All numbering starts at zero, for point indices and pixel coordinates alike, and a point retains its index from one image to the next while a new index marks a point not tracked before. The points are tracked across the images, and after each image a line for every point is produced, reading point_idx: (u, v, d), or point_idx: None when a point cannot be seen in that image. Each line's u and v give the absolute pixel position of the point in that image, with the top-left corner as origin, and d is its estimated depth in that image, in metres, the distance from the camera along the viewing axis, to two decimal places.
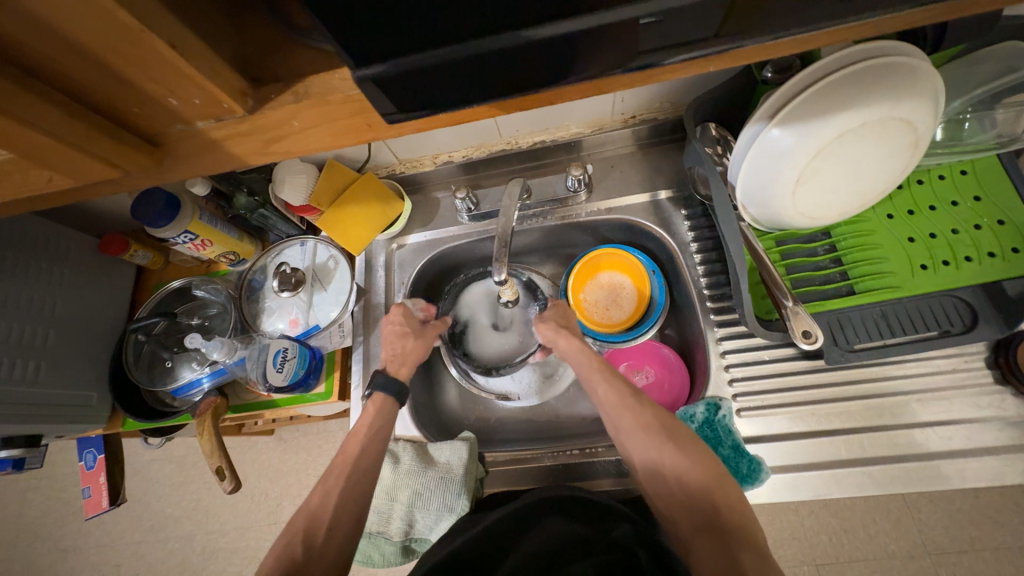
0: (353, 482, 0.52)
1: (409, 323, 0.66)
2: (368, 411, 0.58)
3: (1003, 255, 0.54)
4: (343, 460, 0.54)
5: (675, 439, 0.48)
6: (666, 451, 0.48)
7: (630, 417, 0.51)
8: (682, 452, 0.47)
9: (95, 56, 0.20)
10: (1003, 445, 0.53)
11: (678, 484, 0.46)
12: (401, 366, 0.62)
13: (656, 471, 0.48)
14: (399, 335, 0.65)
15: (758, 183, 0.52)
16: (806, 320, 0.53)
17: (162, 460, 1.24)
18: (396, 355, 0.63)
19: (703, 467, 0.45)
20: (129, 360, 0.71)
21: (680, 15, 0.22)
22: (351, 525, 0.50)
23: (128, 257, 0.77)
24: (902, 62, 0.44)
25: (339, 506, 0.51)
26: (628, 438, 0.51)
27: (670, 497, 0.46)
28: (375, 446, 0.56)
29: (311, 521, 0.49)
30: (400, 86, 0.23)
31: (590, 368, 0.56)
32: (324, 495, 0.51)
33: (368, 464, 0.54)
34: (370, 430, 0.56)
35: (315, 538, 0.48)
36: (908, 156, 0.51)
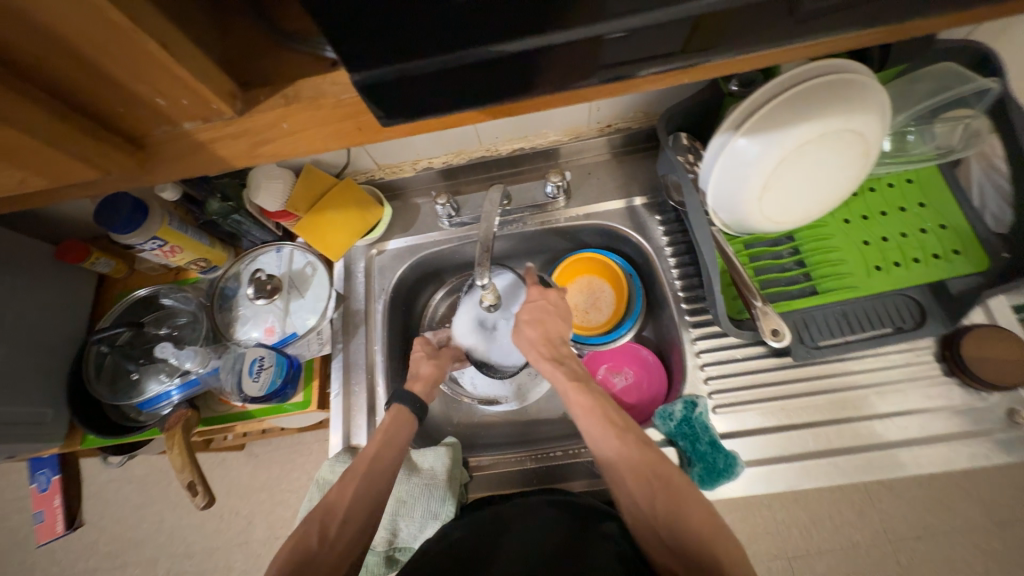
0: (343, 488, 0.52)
1: (427, 348, 0.68)
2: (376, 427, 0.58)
3: (946, 256, 0.59)
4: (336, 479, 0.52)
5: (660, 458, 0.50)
6: (655, 495, 0.48)
7: (619, 457, 0.51)
8: (669, 496, 0.47)
9: (82, 57, 0.19)
10: (952, 432, 0.57)
11: (668, 531, 0.46)
12: (417, 384, 0.64)
13: (645, 516, 0.48)
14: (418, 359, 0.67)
15: (728, 190, 0.55)
16: (774, 318, 0.56)
17: (121, 481, 1.17)
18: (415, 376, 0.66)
19: (696, 512, 0.46)
20: (89, 375, 0.67)
21: (660, 31, 0.23)
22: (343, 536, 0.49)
23: (88, 265, 0.73)
24: (853, 79, 0.48)
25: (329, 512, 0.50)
26: (617, 478, 0.51)
27: (659, 542, 0.47)
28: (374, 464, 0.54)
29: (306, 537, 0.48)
30: (393, 92, 0.23)
31: (576, 404, 0.55)
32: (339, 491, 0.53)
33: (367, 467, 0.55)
34: (382, 440, 0.57)
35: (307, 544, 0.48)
36: (862, 165, 0.55)
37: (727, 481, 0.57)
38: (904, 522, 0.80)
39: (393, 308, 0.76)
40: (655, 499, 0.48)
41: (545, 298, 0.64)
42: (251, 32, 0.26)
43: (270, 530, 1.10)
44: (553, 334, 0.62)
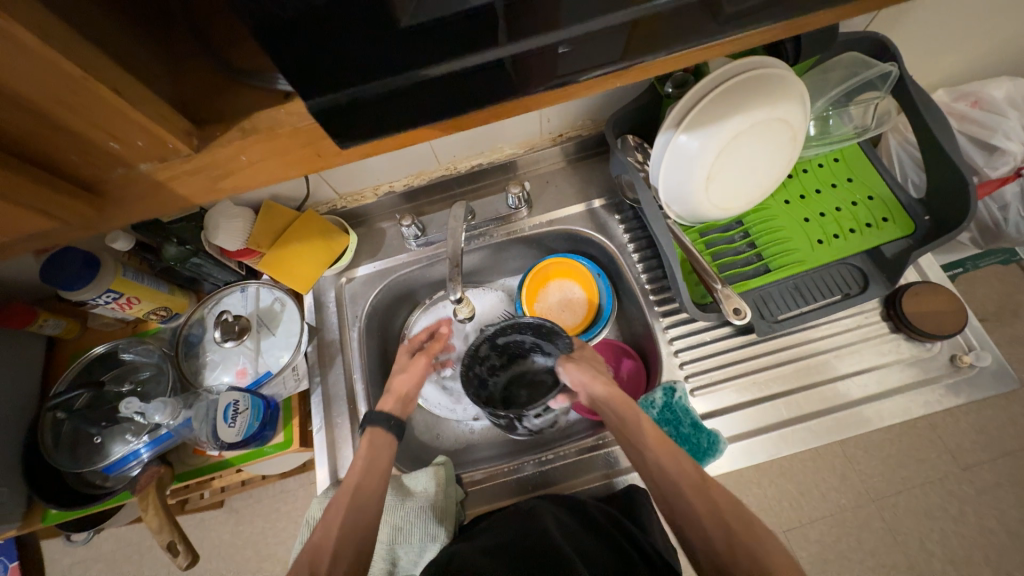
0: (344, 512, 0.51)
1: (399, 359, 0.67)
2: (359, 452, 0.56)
3: (877, 225, 0.65)
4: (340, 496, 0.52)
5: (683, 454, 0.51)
6: (734, 538, 0.44)
7: (694, 494, 0.47)
8: (754, 543, 0.43)
9: (32, 107, 0.19)
10: (905, 383, 0.62)
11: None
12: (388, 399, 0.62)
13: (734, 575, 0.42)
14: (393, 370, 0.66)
15: (677, 183, 0.58)
16: (735, 299, 0.59)
17: (86, 562, 1.08)
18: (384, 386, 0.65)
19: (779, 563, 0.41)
20: (47, 443, 0.62)
21: (603, 46, 0.25)
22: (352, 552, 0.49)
23: (36, 328, 0.69)
24: (772, 72, 0.53)
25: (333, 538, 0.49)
26: (696, 530, 0.45)
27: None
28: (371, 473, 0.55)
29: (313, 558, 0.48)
30: (342, 118, 0.24)
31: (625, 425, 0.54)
32: (326, 528, 0.50)
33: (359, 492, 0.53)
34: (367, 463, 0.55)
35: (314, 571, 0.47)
36: (792, 149, 0.60)
37: (711, 459, 0.60)
38: (883, 480, 0.84)
39: (368, 335, 0.75)
40: (737, 547, 0.43)
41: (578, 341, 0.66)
42: (203, 74, 0.27)
43: None
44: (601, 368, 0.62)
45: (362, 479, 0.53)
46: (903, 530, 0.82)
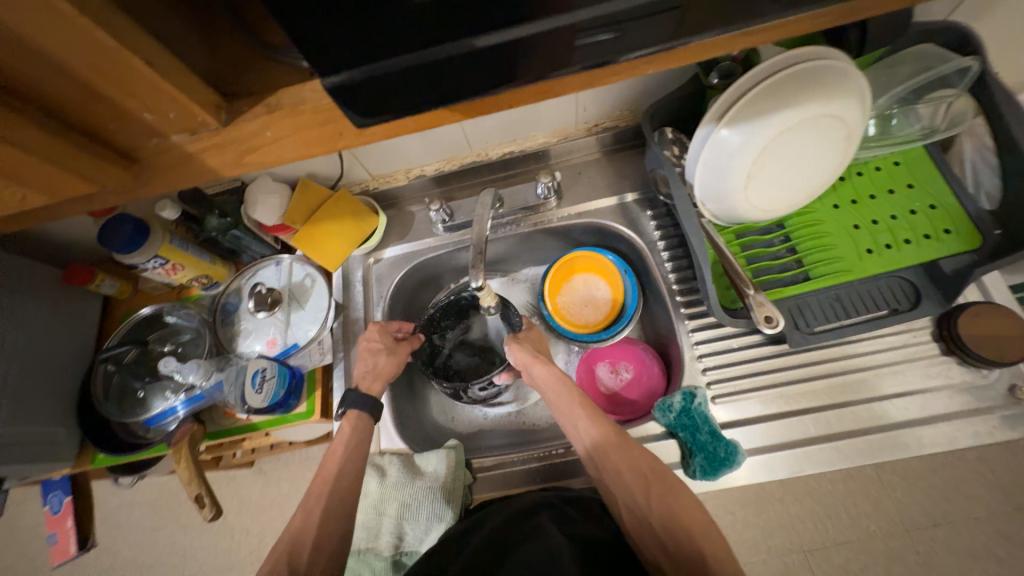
0: (325, 500, 0.56)
1: (384, 339, 0.69)
2: (343, 430, 0.61)
3: (937, 236, 0.59)
4: (323, 480, 0.57)
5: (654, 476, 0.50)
6: (651, 487, 0.49)
7: (615, 451, 0.52)
8: (665, 490, 0.48)
9: (69, 71, 0.21)
10: (953, 411, 0.57)
11: (662, 526, 0.46)
12: (373, 381, 0.65)
13: (640, 511, 0.48)
14: (373, 352, 0.67)
15: (714, 181, 0.56)
16: (768, 306, 0.56)
17: (133, 503, 1.18)
18: (369, 371, 0.66)
19: (686, 508, 0.47)
20: (98, 393, 0.68)
21: (632, 28, 0.24)
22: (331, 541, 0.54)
23: (94, 286, 0.75)
24: (830, 65, 0.49)
25: (314, 524, 0.54)
26: (612, 477, 0.51)
27: (650, 533, 0.47)
28: (352, 461, 0.59)
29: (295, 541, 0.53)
30: (367, 92, 0.24)
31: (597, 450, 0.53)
32: (306, 515, 0.55)
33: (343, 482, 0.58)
34: (347, 448, 0.60)
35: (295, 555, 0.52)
36: (845, 149, 0.55)
37: (730, 470, 0.57)
38: (921, 512, 0.78)
39: (392, 315, 0.77)
40: (650, 492, 0.49)
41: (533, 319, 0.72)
42: (238, 49, 0.27)
43: None
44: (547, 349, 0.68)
45: (342, 468, 0.58)
46: (940, 567, 0.76)
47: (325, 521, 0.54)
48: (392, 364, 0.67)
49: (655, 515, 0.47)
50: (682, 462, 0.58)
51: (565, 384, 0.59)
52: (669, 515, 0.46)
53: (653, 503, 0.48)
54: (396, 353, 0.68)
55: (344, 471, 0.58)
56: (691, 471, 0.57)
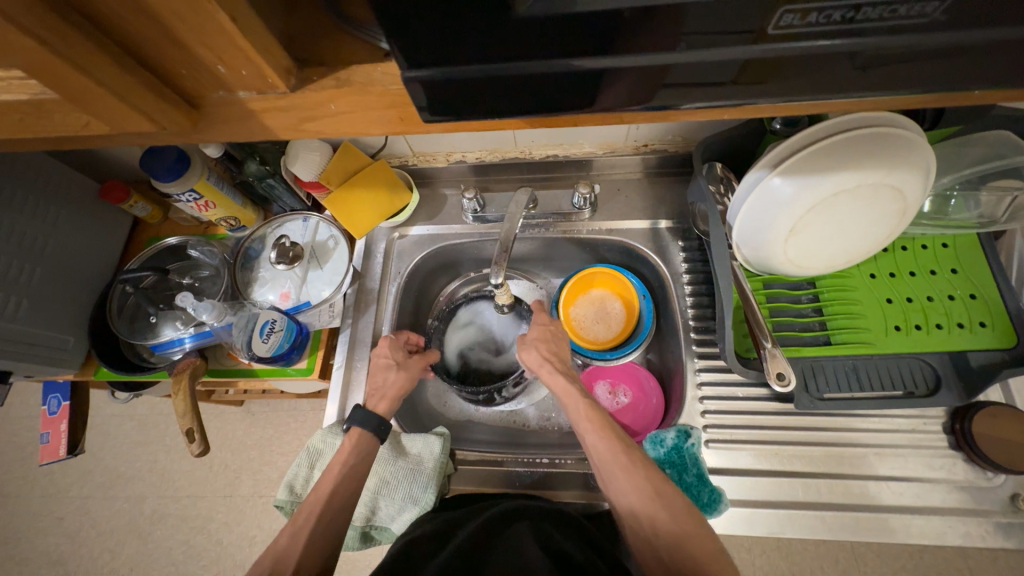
0: (315, 521, 0.52)
1: (395, 355, 0.66)
2: (345, 446, 0.58)
3: (971, 327, 0.57)
4: (317, 497, 0.54)
5: (667, 504, 0.48)
6: (658, 517, 0.48)
7: (623, 475, 0.51)
8: (673, 520, 0.47)
9: (158, 19, 0.21)
10: (948, 506, 0.56)
11: (667, 554, 0.46)
12: (381, 400, 0.62)
13: (646, 533, 0.48)
14: (383, 368, 0.65)
15: (755, 227, 0.54)
16: (781, 362, 0.55)
17: (123, 417, 1.22)
18: (377, 389, 0.64)
19: (694, 536, 0.46)
20: (112, 310, 0.70)
21: (715, 74, 0.24)
22: (317, 560, 0.51)
23: (127, 207, 0.77)
24: (902, 135, 0.47)
25: (300, 546, 0.51)
26: (620, 498, 0.51)
27: (653, 555, 0.47)
28: (351, 479, 0.56)
29: (278, 559, 0.50)
30: (441, 91, 0.25)
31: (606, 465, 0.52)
32: (293, 535, 0.51)
33: (336, 503, 0.54)
34: (347, 469, 0.56)
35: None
36: (897, 222, 0.54)
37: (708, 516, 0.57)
38: None
39: (405, 293, 0.77)
40: (658, 519, 0.48)
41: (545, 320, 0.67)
42: (318, 16, 0.27)
43: (254, 489, 1.13)
44: (564, 355, 0.63)
45: (339, 485, 0.55)
46: None
47: (312, 545, 0.51)
48: (401, 382, 0.64)
49: (662, 542, 0.46)
50: None
51: (577, 394, 0.57)
52: (676, 544, 0.46)
53: (659, 530, 0.47)
54: (408, 369, 0.66)
55: (337, 487, 0.55)
56: None
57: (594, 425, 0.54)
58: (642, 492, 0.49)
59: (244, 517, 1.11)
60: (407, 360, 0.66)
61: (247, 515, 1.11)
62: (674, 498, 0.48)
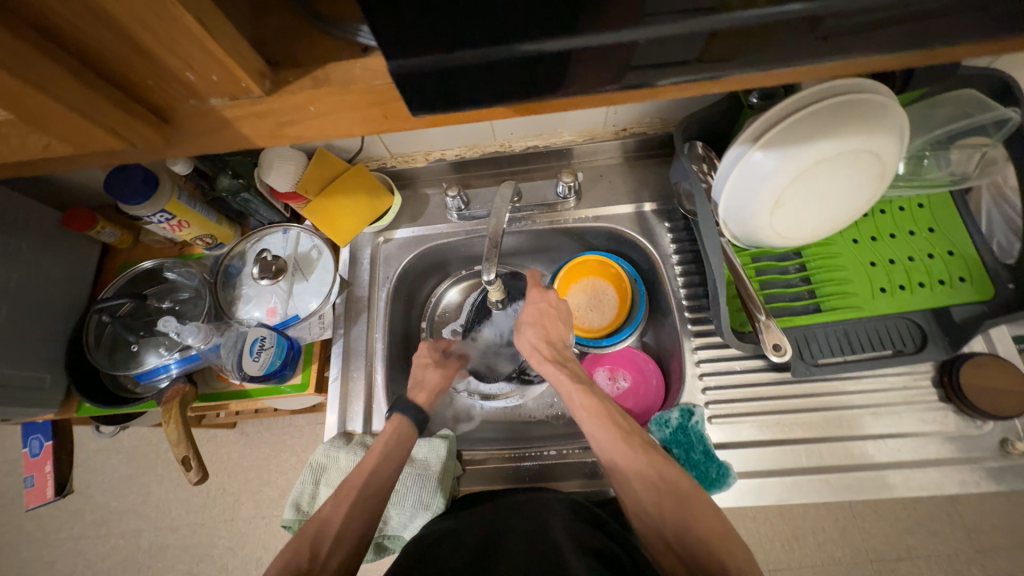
0: (354, 498, 0.54)
1: (433, 354, 0.69)
2: (385, 431, 0.59)
3: (952, 283, 0.59)
4: (355, 477, 0.55)
5: (671, 489, 0.49)
6: (663, 499, 0.49)
7: (625, 463, 0.51)
8: (679, 504, 0.48)
9: (118, 25, 0.20)
10: (942, 456, 0.58)
11: (677, 539, 0.47)
12: (421, 392, 0.65)
13: (652, 517, 0.49)
14: (421, 366, 0.68)
15: (741, 202, 0.55)
16: (777, 333, 0.56)
17: (110, 451, 1.17)
18: (417, 383, 0.66)
19: (703, 519, 0.46)
20: (89, 342, 0.67)
21: (699, 43, 0.24)
22: (355, 535, 0.52)
23: (94, 233, 0.73)
24: (876, 99, 0.48)
25: (338, 520, 0.52)
26: (620, 480, 0.51)
27: (661, 537, 0.48)
28: (392, 462, 0.57)
29: (320, 530, 0.52)
30: (424, 82, 0.24)
31: (611, 455, 0.52)
32: (335, 506, 0.53)
33: (374, 484, 0.55)
34: (386, 450, 0.58)
35: (317, 545, 0.51)
36: (876, 186, 0.55)
37: (717, 491, 0.58)
38: (885, 543, 0.78)
39: (396, 298, 0.76)
40: (664, 503, 0.48)
41: (546, 300, 0.64)
42: (287, 14, 0.26)
43: (255, 511, 1.10)
44: (558, 339, 0.62)
45: (378, 466, 0.56)
46: None
47: (351, 520, 0.53)
48: (440, 379, 0.68)
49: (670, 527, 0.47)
50: None
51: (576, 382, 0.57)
52: (682, 528, 0.47)
53: (667, 515, 0.48)
54: (445, 368, 0.70)
55: (377, 473, 0.56)
56: None
57: (590, 413, 0.54)
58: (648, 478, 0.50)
59: (247, 540, 1.08)
60: (447, 362, 0.70)
61: (250, 538, 1.08)
62: (676, 480, 0.49)
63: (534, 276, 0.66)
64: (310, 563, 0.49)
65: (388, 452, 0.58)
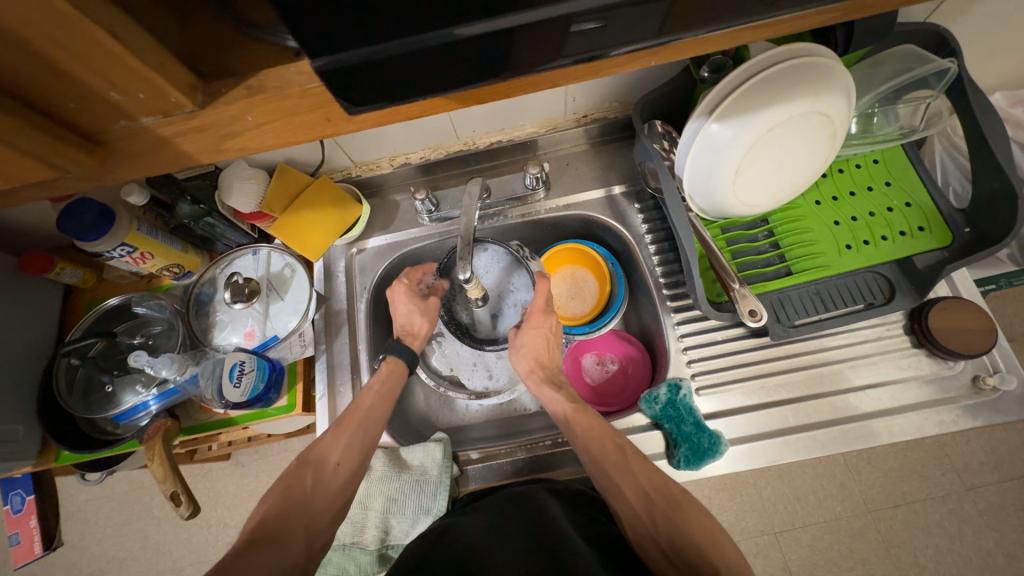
0: (353, 432, 0.56)
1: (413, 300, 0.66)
2: (381, 372, 0.61)
3: (912, 233, 0.61)
4: (353, 412, 0.57)
5: (662, 495, 0.48)
6: (654, 505, 0.47)
7: (616, 474, 0.50)
8: (670, 508, 0.46)
9: (28, 46, 0.19)
10: (921, 400, 0.60)
11: (671, 546, 0.44)
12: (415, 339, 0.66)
13: (643, 527, 0.47)
14: (405, 309, 0.66)
15: (702, 174, 0.56)
16: (751, 300, 0.57)
17: (101, 499, 1.13)
18: (408, 331, 0.66)
19: (696, 522, 0.45)
20: (60, 389, 0.64)
21: (634, 14, 0.24)
22: (353, 464, 0.55)
23: (54, 275, 0.71)
24: (819, 62, 0.49)
25: (336, 454, 0.54)
26: (611, 492, 0.50)
27: (654, 548, 0.45)
28: (386, 399, 0.59)
29: (319, 461, 0.53)
30: (361, 77, 0.24)
31: (601, 466, 0.51)
32: (336, 438, 0.55)
33: (369, 419, 0.57)
34: (382, 391, 0.59)
35: (317, 474, 0.53)
36: (829, 147, 0.56)
37: (711, 460, 0.59)
38: (882, 492, 0.79)
39: (376, 307, 0.76)
40: (655, 513, 0.46)
41: (549, 327, 0.62)
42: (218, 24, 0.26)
43: None
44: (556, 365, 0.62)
45: (375, 403, 0.58)
46: (897, 543, 0.78)
47: (349, 451, 0.55)
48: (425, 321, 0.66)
49: (663, 533, 0.45)
50: (666, 453, 0.60)
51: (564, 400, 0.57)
52: (676, 532, 0.44)
53: (659, 524, 0.46)
54: (426, 309, 0.67)
55: (374, 410, 0.58)
56: (675, 461, 0.59)
57: (584, 429, 0.54)
58: (639, 486, 0.49)
59: None
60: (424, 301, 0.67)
61: None
62: (666, 488, 0.48)
63: (535, 303, 0.63)
64: (311, 488, 0.51)
65: (384, 386, 0.60)
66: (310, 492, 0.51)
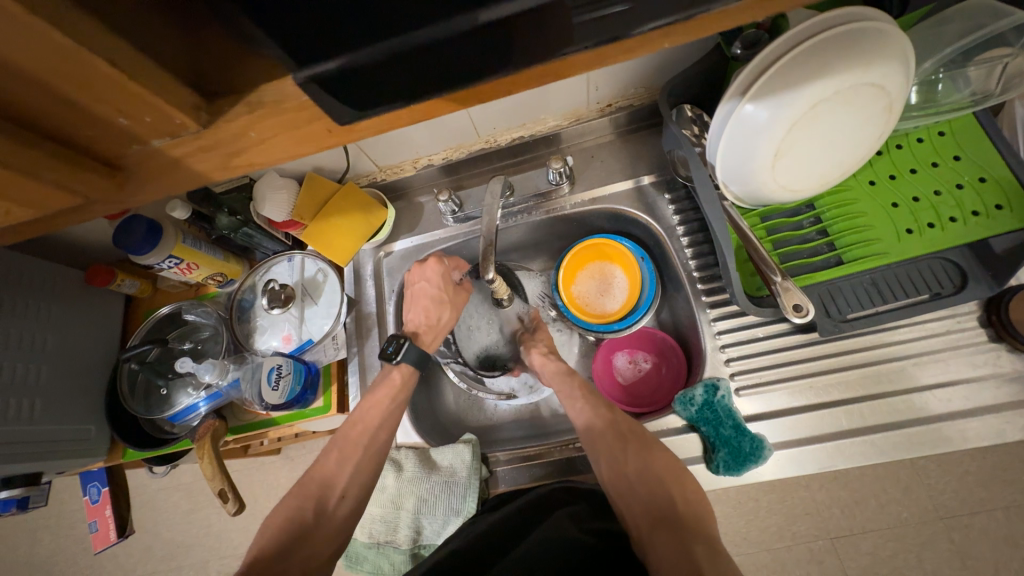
0: (358, 453, 0.58)
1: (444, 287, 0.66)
2: (393, 377, 0.61)
3: (988, 213, 0.54)
4: (358, 433, 0.59)
5: (643, 449, 0.51)
6: (634, 460, 0.51)
7: (606, 433, 0.54)
8: (651, 467, 0.50)
9: (32, 76, 0.20)
10: (1000, 401, 0.53)
11: (645, 497, 0.47)
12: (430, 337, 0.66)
13: (624, 480, 0.50)
14: (434, 299, 0.66)
15: (737, 159, 0.52)
16: (796, 294, 0.52)
17: (169, 490, 1.23)
18: (429, 325, 0.66)
19: (674, 484, 0.48)
20: (124, 391, 0.70)
21: None
22: (358, 489, 0.56)
23: (115, 287, 0.76)
24: (870, 28, 0.44)
25: (341, 476, 0.56)
26: (598, 448, 0.53)
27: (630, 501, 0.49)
28: (392, 413, 0.60)
29: (324, 488, 0.55)
30: (353, 83, 0.25)
31: (593, 424, 0.55)
32: (340, 463, 0.57)
33: (374, 438, 0.59)
34: (392, 404, 0.60)
35: (321, 504, 0.54)
36: (884, 121, 0.51)
37: (755, 465, 0.55)
38: (955, 498, 0.72)
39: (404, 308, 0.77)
40: (627, 449, 0.52)
41: None
42: None
43: None
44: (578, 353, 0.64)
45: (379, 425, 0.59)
46: (974, 554, 0.70)
47: (354, 476, 0.56)
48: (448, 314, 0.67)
49: (640, 485, 0.49)
50: (704, 457, 0.57)
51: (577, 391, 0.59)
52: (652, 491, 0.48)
53: (629, 457, 0.51)
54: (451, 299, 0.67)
55: (377, 430, 0.59)
56: (713, 466, 0.56)
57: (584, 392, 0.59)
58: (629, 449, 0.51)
59: None
60: (454, 292, 0.67)
61: None
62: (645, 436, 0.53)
63: None
64: (314, 519, 0.53)
65: (395, 401, 0.61)
66: (313, 525, 0.52)
